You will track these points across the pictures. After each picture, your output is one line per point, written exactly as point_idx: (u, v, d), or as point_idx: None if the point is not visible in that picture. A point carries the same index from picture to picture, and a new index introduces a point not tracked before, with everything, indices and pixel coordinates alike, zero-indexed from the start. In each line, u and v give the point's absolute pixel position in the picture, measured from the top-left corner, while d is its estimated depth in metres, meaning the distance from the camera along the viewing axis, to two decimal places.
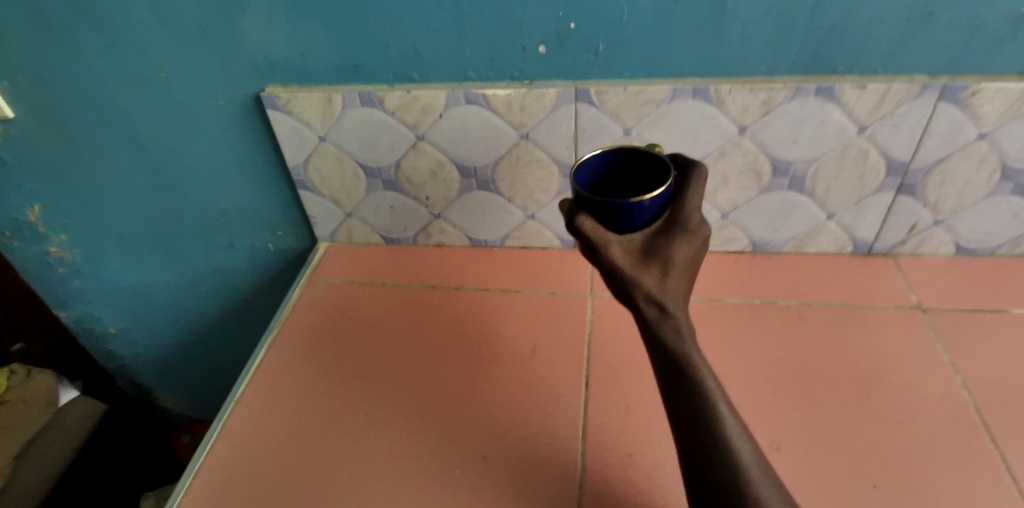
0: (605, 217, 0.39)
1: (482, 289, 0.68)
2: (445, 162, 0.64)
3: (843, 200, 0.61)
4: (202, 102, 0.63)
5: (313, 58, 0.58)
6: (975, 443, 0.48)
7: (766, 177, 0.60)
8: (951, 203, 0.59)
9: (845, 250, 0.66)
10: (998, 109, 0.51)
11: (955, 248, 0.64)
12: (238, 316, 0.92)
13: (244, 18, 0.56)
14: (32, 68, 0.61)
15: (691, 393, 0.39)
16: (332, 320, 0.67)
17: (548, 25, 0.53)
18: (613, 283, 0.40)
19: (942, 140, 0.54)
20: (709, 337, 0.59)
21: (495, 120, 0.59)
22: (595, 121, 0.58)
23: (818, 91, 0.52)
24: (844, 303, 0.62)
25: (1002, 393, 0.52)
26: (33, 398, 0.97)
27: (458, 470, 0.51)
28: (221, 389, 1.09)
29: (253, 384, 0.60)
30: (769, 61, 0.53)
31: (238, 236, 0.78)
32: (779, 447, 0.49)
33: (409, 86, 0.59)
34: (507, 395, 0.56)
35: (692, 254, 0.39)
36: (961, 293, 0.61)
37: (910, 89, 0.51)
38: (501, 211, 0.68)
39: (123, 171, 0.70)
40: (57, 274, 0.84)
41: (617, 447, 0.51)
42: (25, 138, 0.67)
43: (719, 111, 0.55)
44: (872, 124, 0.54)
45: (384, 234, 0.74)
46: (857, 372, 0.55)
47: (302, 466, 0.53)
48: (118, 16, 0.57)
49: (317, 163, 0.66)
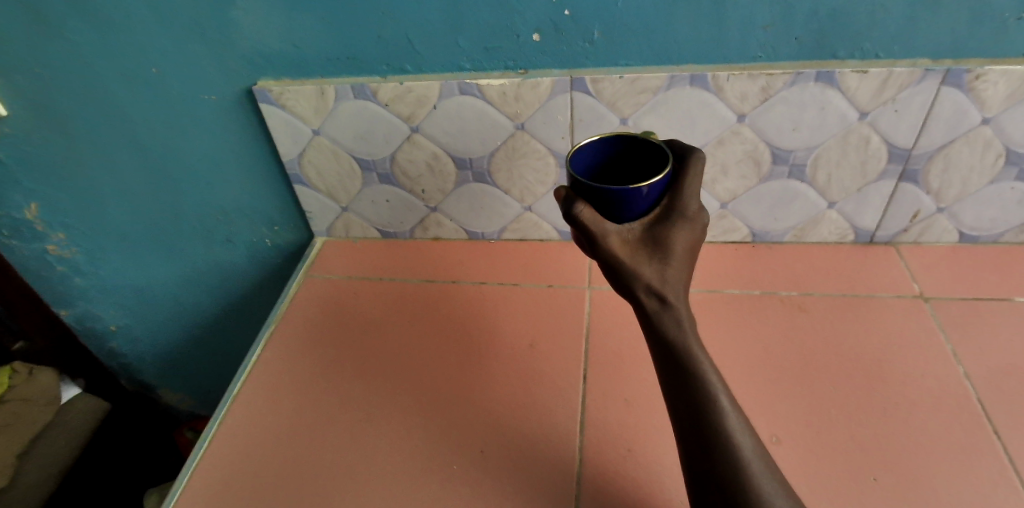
0: (603, 204, 0.38)
1: (480, 282, 0.68)
2: (441, 154, 0.63)
3: (844, 188, 0.60)
4: (195, 98, 0.62)
5: (305, 51, 0.57)
6: (978, 434, 0.48)
7: (766, 165, 0.59)
8: (954, 190, 0.58)
9: (846, 239, 0.65)
10: (1002, 93, 0.50)
11: (957, 236, 0.63)
12: (237, 312, 0.92)
13: (235, 11, 0.55)
14: (24, 66, 0.60)
15: (691, 385, 0.38)
16: (330, 315, 0.66)
17: (542, 13, 0.52)
18: (611, 274, 0.40)
19: (945, 125, 0.53)
20: (709, 329, 0.59)
21: (491, 111, 0.58)
22: (591, 111, 0.57)
23: (819, 77, 0.51)
24: (846, 293, 0.61)
25: (1005, 383, 0.51)
26: (34, 396, 0.98)
27: (457, 465, 0.50)
28: (222, 385, 1.09)
29: (250, 381, 0.60)
30: (768, 46, 0.51)
31: (234, 232, 0.78)
32: (779, 439, 0.49)
33: (403, 77, 0.58)
34: (506, 389, 0.56)
35: (692, 242, 0.39)
36: (964, 281, 0.60)
37: (913, 73, 0.50)
38: (498, 204, 0.68)
39: (119, 168, 0.70)
40: (55, 273, 0.84)
41: (616, 440, 0.50)
42: (19, 136, 0.67)
43: (718, 98, 0.54)
44: (874, 110, 0.53)
45: (381, 227, 0.74)
46: (859, 363, 0.54)
47: (300, 463, 0.52)
48: (110, 12, 0.56)
49: (311, 157, 0.66)
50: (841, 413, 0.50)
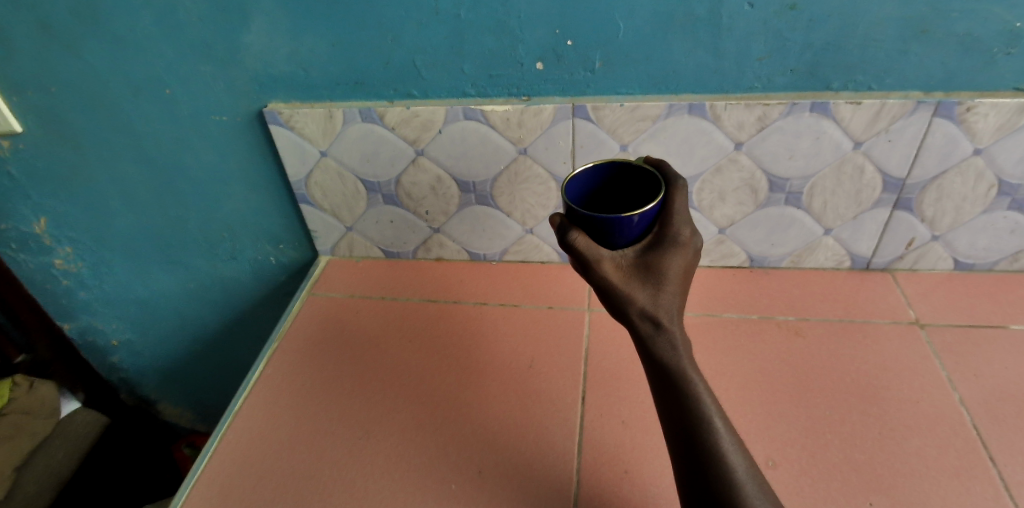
0: (597, 232, 0.39)
1: (481, 303, 0.69)
2: (445, 176, 0.64)
3: (840, 216, 0.61)
4: (206, 118, 0.64)
5: (315, 75, 0.59)
6: (973, 461, 0.48)
7: (763, 193, 0.60)
8: (948, 218, 0.59)
9: (843, 265, 0.66)
10: (993, 125, 0.52)
11: (953, 263, 0.63)
12: (238, 329, 0.93)
13: (249, 35, 0.57)
14: (41, 84, 0.62)
15: (686, 407, 0.39)
16: (332, 332, 0.67)
17: (545, 42, 0.54)
18: (606, 298, 0.40)
19: (938, 155, 0.54)
20: (706, 352, 0.59)
21: (494, 136, 0.60)
22: (591, 137, 0.58)
23: (813, 107, 0.53)
24: (842, 318, 0.61)
25: (1000, 409, 0.51)
26: (33, 409, 0.97)
27: (453, 484, 0.50)
28: (221, 401, 1.09)
29: (252, 394, 0.61)
30: (765, 77, 0.53)
31: (239, 250, 0.79)
32: (775, 463, 0.49)
33: (409, 102, 0.60)
34: (504, 409, 0.56)
35: (684, 266, 0.40)
36: (960, 309, 0.61)
37: (905, 104, 0.51)
38: (499, 226, 0.69)
39: (128, 184, 0.71)
40: (62, 286, 0.85)
41: (613, 461, 0.51)
42: (33, 151, 0.68)
43: (715, 127, 0.55)
44: (868, 140, 0.54)
45: (384, 247, 0.75)
46: (856, 388, 0.54)
47: (298, 478, 0.53)
48: (127, 32, 0.58)
49: (317, 177, 0.67)
50: (837, 438, 0.50)
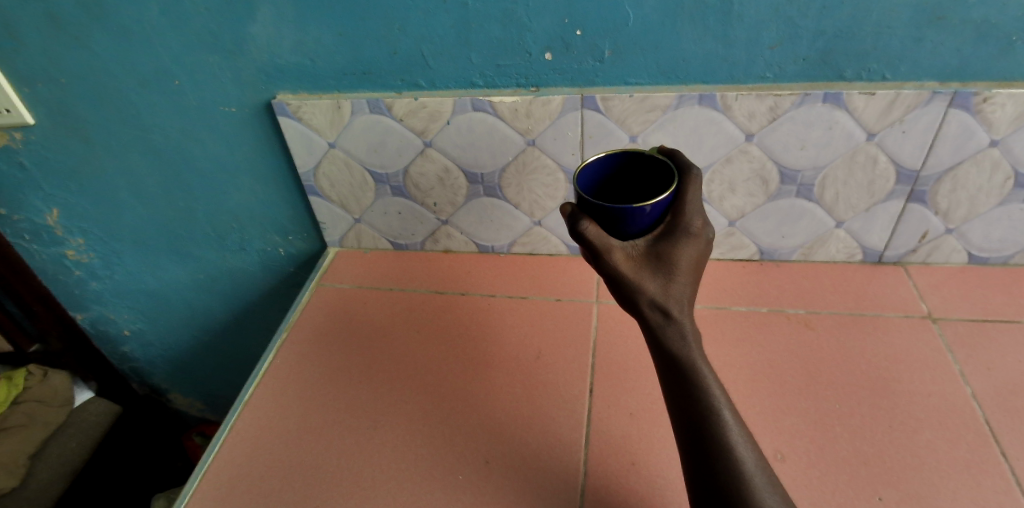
0: (607, 221, 0.39)
1: (488, 295, 0.68)
2: (453, 168, 0.64)
3: (852, 207, 0.60)
4: (213, 108, 0.64)
5: (323, 65, 0.59)
6: (985, 455, 0.47)
7: (773, 184, 0.59)
8: (963, 211, 0.58)
9: (854, 258, 0.65)
10: (1010, 115, 0.51)
11: (966, 256, 0.63)
12: (247, 319, 0.93)
13: (255, 24, 0.57)
14: (50, 76, 0.62)
15: (694, 399, 0.39)
16: (342, 322, 0.67)
17: (554, 31, 0.53)
18: (616, 289, 0.40)
19: (953, 146, 0.54)
20: (714, 344, 0.59)
21: (502, 126, 0.59)
22: (600, 128, 0.58)
23: (826, 98, 0.52)
24: (853, 311, 0.61)
25: (1012, 403, 0.51)
26: (46, 398, 1.02)
27: (460, 475, 0.51)
28: (231, 391, 1.10)
29: (262, 384, 0.61)
30: (776, 67, 0.52)
31: (248, 240, 0.79)
32: (782, 457, 0.49)
33: (417, 93, 0.60)
34: (512, 400, 0.56)
35: (696, 257, 0.39)
36: (974, 303, 0.60)
37: (920, 94, 0.51)
38: (507, 217, 0.69)
39: (138, 175, 0.72)
40: (74, 276, 0.86)
41: (620, 453, 0.51)
42: (43, 143, 0.69)
43: (725, 117, 0.55)
44: (881, 131, 0.54)
45: (392, 239, 0.75)
46: (866, 379, 0.54)
47: (306, 466, 0.53)
48: (133, 22, 0.58)
49: (326, 169, 0.67)
50: (845, 430, 0.50)
